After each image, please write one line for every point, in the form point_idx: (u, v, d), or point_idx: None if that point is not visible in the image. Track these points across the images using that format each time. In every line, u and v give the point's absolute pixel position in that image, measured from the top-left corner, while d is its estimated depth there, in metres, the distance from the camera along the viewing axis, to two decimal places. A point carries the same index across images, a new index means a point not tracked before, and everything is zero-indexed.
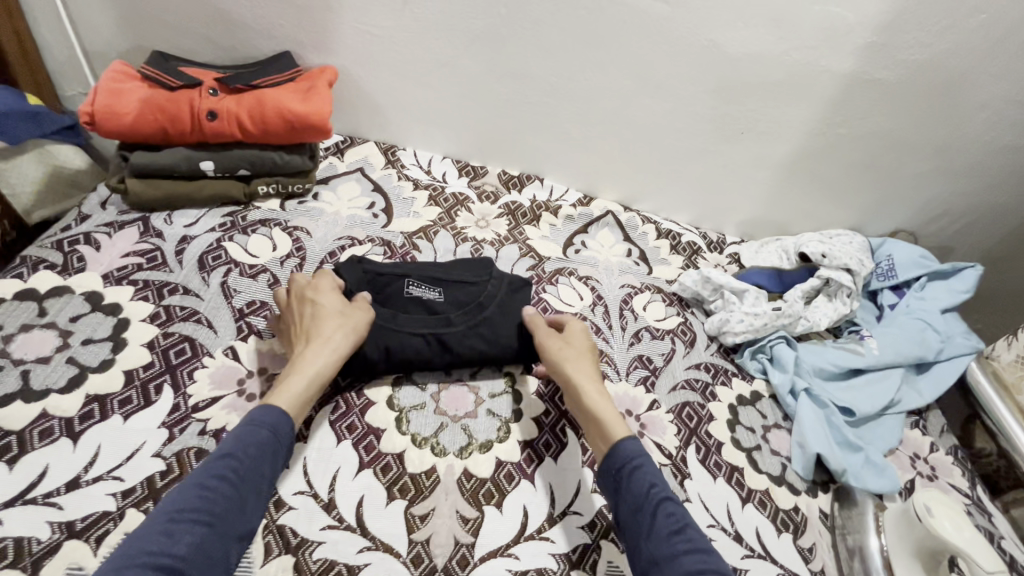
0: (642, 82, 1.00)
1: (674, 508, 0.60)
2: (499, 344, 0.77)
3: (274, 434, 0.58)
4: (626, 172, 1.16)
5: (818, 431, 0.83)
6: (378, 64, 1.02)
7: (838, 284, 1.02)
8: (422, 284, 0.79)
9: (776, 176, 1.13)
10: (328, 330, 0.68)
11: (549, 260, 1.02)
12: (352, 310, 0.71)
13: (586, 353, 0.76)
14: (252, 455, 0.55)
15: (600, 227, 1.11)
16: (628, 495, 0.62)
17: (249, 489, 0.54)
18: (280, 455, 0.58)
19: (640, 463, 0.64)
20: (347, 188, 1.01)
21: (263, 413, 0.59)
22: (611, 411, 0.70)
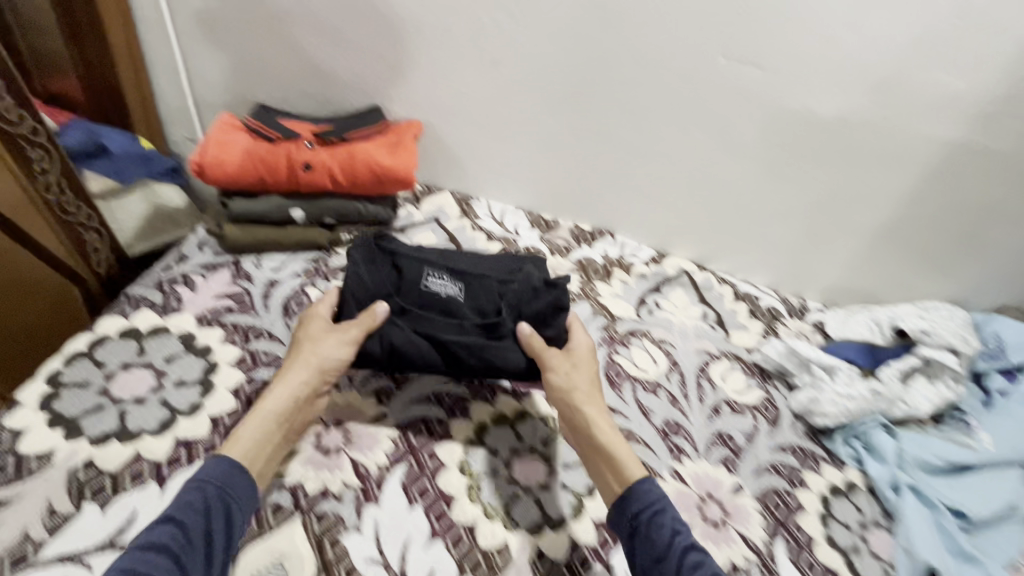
0: (727, 144, 0.98)
1: (697, 556, 0.59)
2: (510, 354, 0.74)
3: (218, 489, 0.58)
4: (702, 231, 1.12)
5: (927, 538, 0.75)
6: (462, 119, 1.05)
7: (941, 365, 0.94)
8: (443, 276, 0.77)
9: (867, 243, 1.06)
10: (292, 364, 0.68)
11: (622, 320, 0.99)
12: (320, 336, 0.71)
13: (592, 377, 0.74)
14: (192, 516, 0.55)
15: (673, 287, 1.08)
16: (652, 548, 0.60)
17: (194, 551, 0.54)
18: (226, 509, 0.57)
19: (660, 508, 0.63)
20: (424, 238, 1.03)
21: (211, 463, 0.59)
22: (621, 448, 0.68)
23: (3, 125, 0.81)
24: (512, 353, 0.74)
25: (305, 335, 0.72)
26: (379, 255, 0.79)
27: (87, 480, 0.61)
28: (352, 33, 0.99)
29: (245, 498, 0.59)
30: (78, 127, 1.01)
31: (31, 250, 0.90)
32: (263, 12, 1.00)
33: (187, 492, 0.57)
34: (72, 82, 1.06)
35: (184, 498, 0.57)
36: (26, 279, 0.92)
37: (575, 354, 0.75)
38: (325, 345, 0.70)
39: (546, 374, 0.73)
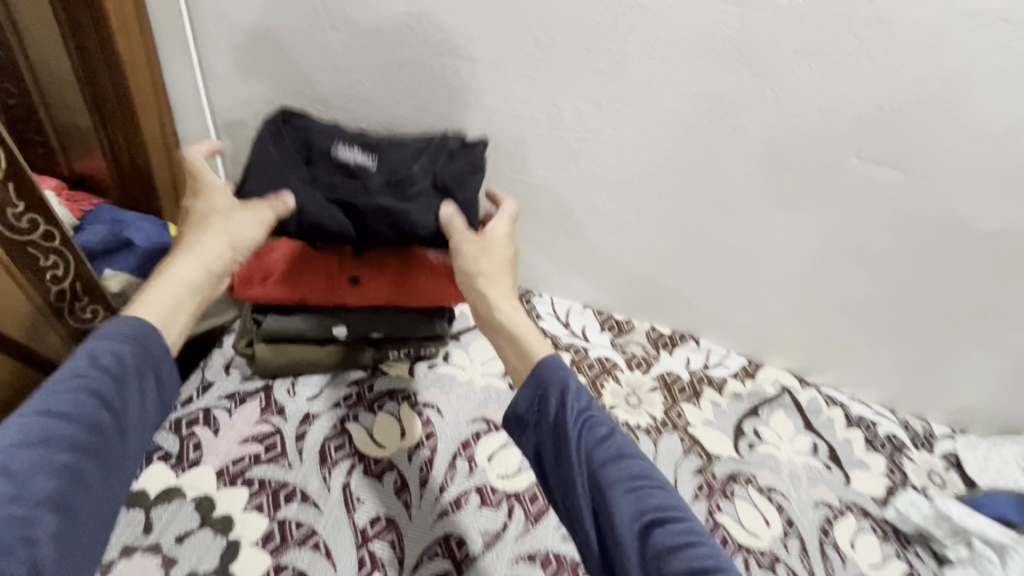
0: (846, 252, 0.83)
1: (599, 419, 0.56)
2: (420, 219, 0.70)
3: (137, 346, 0.55)
4: (806, 339, 0.95)
5: None
6: (528, 213, 0.91)
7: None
8: (353, 147, 0.74)
9: (1013, 367, 0.88)
10: (198, 237, 0.64)
11: (720, 458, 0.82)
12: (232, 209, 0.66)
13: (504, 265, 0.70)
14: (112, 376, 0.53)
15: (774, 411, 0.91)
16: (553, 425, 0.56)
17: (120, 420, 0.53)
18: (145, 367, 0.55)
19: (564, 381, 0.58)
20: (481, 345, 0.87)
21: (124, 322, 0.56)
22: (523, 324, 0.66)
23: (7, 235, 0.69)
24: (423, 212, 0.70)
25: (206, 205, 0.65)
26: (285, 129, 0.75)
27: None
28: (407, 119, 0.86)
29: (165, 365, 0.58)
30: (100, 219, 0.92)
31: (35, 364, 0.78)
32: (305, 92, 0.88)
33: (94, 351, 0.53)
34: (99, 164, 0.96)
35: (87, 359, 0.52)
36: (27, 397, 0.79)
37: (490, 239, 0.71)
38: (237, 219, 0.66)
39: (457, 258, 0.70)
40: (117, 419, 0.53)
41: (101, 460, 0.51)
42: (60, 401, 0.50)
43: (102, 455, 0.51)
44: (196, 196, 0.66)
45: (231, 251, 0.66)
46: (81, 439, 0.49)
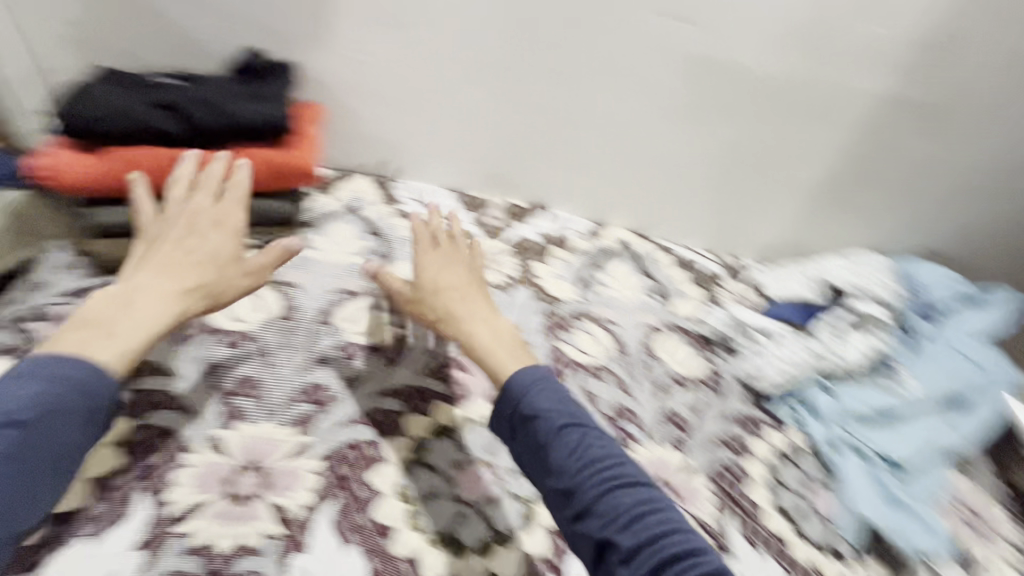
0: (659, 107, 0.93)
1: (574, 429, 0.60)
2: (241, 117, 0.77)
3: (78, 393, 0.52)
4: (640, 199, 1.08)
5: (867, 494, 0.78)
6: (371, 94, 0.92)
7: (862, 315, 0.97)
8: (174, 81, 0.82)
9: (798, 201, 1.07)
10: (170, 280, 0.63)
11: (564, 303, 0.94)
12: (220, 263, 0.67)
13: (461, 295, 0.74)
14: (49, 422, 0.50)
15: (614, 262, 1.04)
16: (531, 438, 0.60)
17: (49, 463, 0.51)
18: (85, 416, 0.52)
19: (534, 396, 0.62)
20: (341, 231, 0.93)
21: (55, 364, 0.53)
22: (495, 342, 0.69)
23: None
24: (245, 110, 0.77)
25: (199, 252, 0.66)
26: (106, 74, 0.81)
27: None
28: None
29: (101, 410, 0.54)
30: None
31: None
32: None
33: (31, 385, 0.51)
34: None
35: (18, 402, 0.50)
36: None
37: (433, 284, 0.75)
38: (224, 276, 0.67)
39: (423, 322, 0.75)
40: (47, 466, 0.51)
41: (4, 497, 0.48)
42: None
43: (25, 500, 0.50)
44: (197, 238, 0.68)
45: (206, 303, 0.65)
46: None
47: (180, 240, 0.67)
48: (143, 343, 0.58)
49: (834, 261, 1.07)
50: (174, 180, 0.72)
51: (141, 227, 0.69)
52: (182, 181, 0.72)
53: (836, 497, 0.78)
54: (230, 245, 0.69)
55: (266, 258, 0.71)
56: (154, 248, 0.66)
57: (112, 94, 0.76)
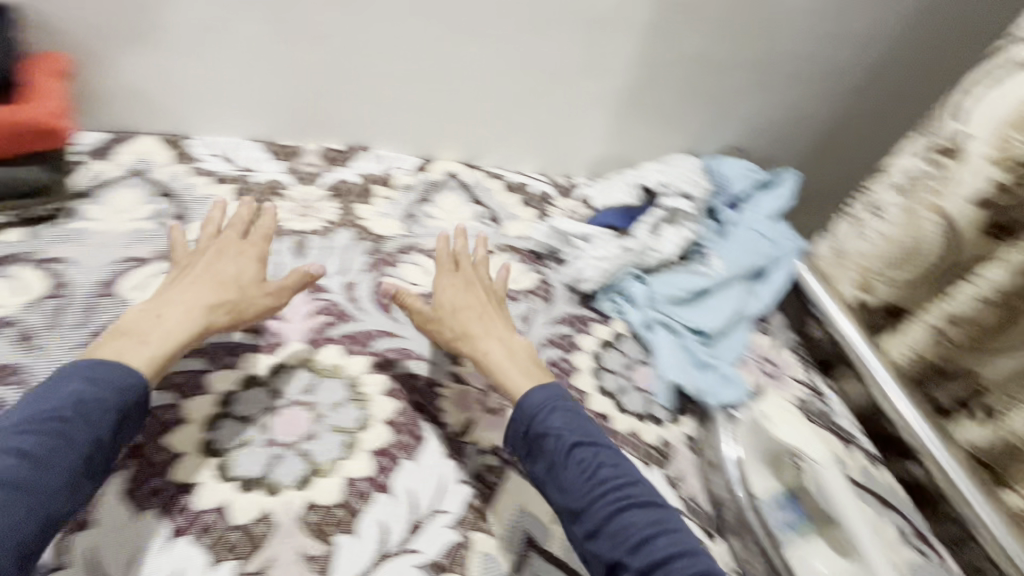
0: (447, 26, 0.95)
1: (586, 448, 0.63)
2: None
3: (115, 393, 0.56)
4: (459, 128, 1.10)
5: (674, 360, 0.86)
6: (140, 41, 0.88)
7: (670, 210, 1.04)
8: None
9: (608, 111, 1.13)
10: (196, 295, 0.67)
11: (390, 239, 0.92)
12: (239, 284, 0.70)
13: (477, 317, 0.75)
14: (92, 419, 0.54)
15: (443, 193, 1.04)
16: (544, 456, 0.63)
17: (91, 453, 0.53)
18: (114, 413, 0.55)
19: (545, 415, 0.65)
20: (123, 198, 0.86)
21: (96, 367, 0.57)
22: (509, 362, 0.71)
23: None
24: None
25: (224, 273, 0.70)
26: None
27: None
28: None
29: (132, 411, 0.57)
30: None
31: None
32: None
33: (67, 387, 0.55)
34: None
35: (60, 399, 0.54)
36: None
37: (446, 307, 0.75)
38: (242, 299, 0.69)
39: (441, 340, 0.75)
40: (89, 457, 0.53)
41: (45, 488, 0.50)
42: (20, 437, 0.51)
43: (70, 488, 0.51)
44: (225, 261, 0.72)
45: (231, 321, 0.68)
46: (45, 475, 0.50)
47: (211, 263, 0.71)
48: (166, 354, 0.62)
49: (647, 165, 1.14)
50: (207, 220, 0.78)
51: (175, 258, 0.74)
52: (215, 219, 0.77)
53: (652, 371, 0.86)
54: (252, 270, 0.73)
55: (286, 280, 0.73)
56: (187, 268, 0.71)
57: None
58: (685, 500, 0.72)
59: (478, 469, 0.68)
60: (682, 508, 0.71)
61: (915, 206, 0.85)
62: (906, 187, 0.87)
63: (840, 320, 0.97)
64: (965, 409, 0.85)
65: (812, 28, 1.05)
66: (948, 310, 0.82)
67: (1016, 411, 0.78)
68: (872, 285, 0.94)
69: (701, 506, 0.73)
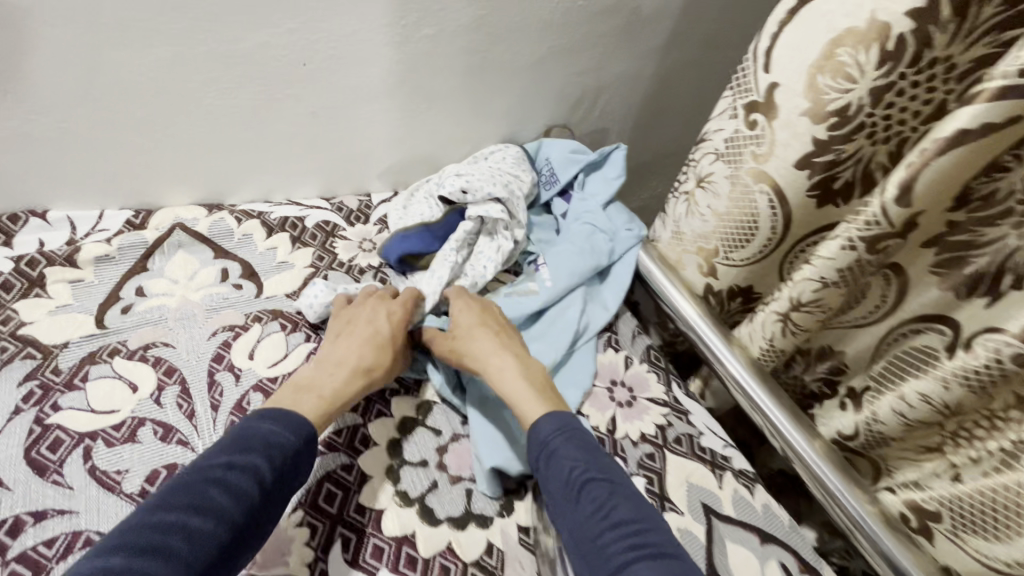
0: (80, 28, 0.63)
1: (603, 483, 0.54)
2: None
3: (295, 435, 0.53)
4: (182, 162, 0.81)
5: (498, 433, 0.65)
6: None
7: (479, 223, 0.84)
8: None
9: (385, 109, 0.88)
10: (353, 349, 0.64)
11: (67, 346, 0.64)
12: (391, 342, 0.66)
13: (494, 333, 0.69)
14: (279, 460, 0.51)
15: (166, 254, 0.75)
16: (553, 488, 0.55)
17: (269, 495, 0.49)
18: (297, 457, 0.52)
19: (558, 442, 0.58)
20: None
21: (279, 411, 0.54)
22: (523, 379, 0.64)
23: None
24: None
25: (380, 327, 0.66)
26: None
27: None
28: None
29: (308, 458, 0.54)
30: None
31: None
32: None
33: (263, 423, 0.52)
34: None
35: (256, 437, 0.51)
36: None
37: (457, 327, 0.69)
38: (394, 356, 0.66)
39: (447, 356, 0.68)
40: (267, 499, 0.49)
41: (234, 529, 0.45)
42: (221, 471, 0.47)
43: (246, 530, 0.47)
44: (366, 315, 0.68)
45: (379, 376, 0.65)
46: (232, 515, 0.46)
47: (353, 318, 0.68)
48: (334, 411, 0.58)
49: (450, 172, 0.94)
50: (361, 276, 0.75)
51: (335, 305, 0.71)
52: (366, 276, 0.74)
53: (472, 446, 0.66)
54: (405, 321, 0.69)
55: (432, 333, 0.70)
56: (345, 317, 0.69)
57: None
58: None
59: None
60: None
61: (741, 175, 0.68)
62: (726, 154, 0.70)
63: (691, 315, 0.82)
64: (835, 396, 0.76)
65: None
66: (793, 296, 0.68)
67: (883, 398, 0.68)
68: (715, 268, 0.79)
69: None
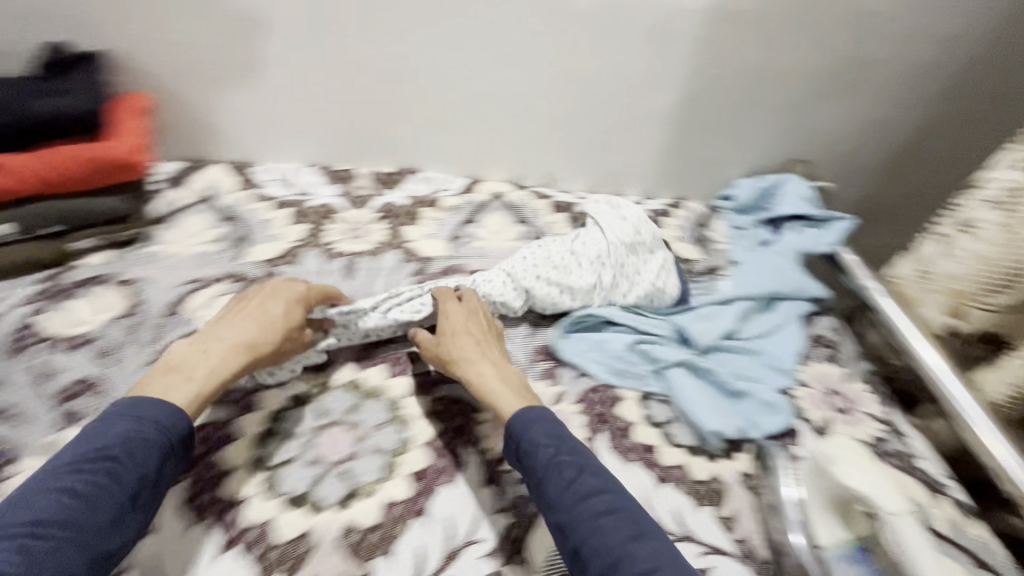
0: (495, 53, 0.95)
1: (573, 461, 0.59)
2: (18, 107, 0.73)
3: (160, 431, 0.55)
4: (509, 151, 1.10)
5: (704, 400, 0.78)
6: (203, 79, 0.92)
7: (545, 256, 0.87)
8: None
9: (660, 127, 1.09)
10: (233, 336, 0.65)
11: (435, 260, 0.94)
12: (284, 327, 0.68)
13: (484, 338, 0.73)
14: (135, 459, 0.53)
15: (488, 213, 1.04)
16: (529, 469, 0.59)
17: (135, 491, 0.53)
18: (165, 454, 0.55)
19: (534, 426, 0.62)
20: (193, 222, 0.91)
21: (142, 402, 0.57)
22: (504, 382, 0.68)
23: None
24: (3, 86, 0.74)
25: (270, 315, 0.68)
26: None
27: None
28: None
29: (172, 455, 0.56)
30: None
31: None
32: None
33: (117, 426, 0.54)
34: None
35: (111, 437, 0.53)
36: None
37: (449, 329, 0.73)
38: (284, 340, 0.68)
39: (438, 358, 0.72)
40: (134, 498, 0.52)
41: (87, 536, 0.48)
42: (72, 478, 0.50)
43: (115, 525, 0.51)
44: (257, 304, 0.69)
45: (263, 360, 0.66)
46: (92, 516, 0.49)
47: (258, 301, 0.69)
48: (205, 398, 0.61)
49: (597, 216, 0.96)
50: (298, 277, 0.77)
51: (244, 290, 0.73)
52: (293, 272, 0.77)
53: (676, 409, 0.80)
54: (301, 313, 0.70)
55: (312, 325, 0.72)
56: (237, 306, 0.70)
57: None
58: (737, 545, 0.67)
59: (517, 498, 0.66)
60: (734, 554, 0.66)
61: (1016, 225, 0.75)
62: (1004, 202, 0.76)
63: (918, 347, 0.86)
64: None
65: (882, 30, 0.97)
66: None
67: None
68: (964, 311, 0.84)
69: (756, 553, 0.66)
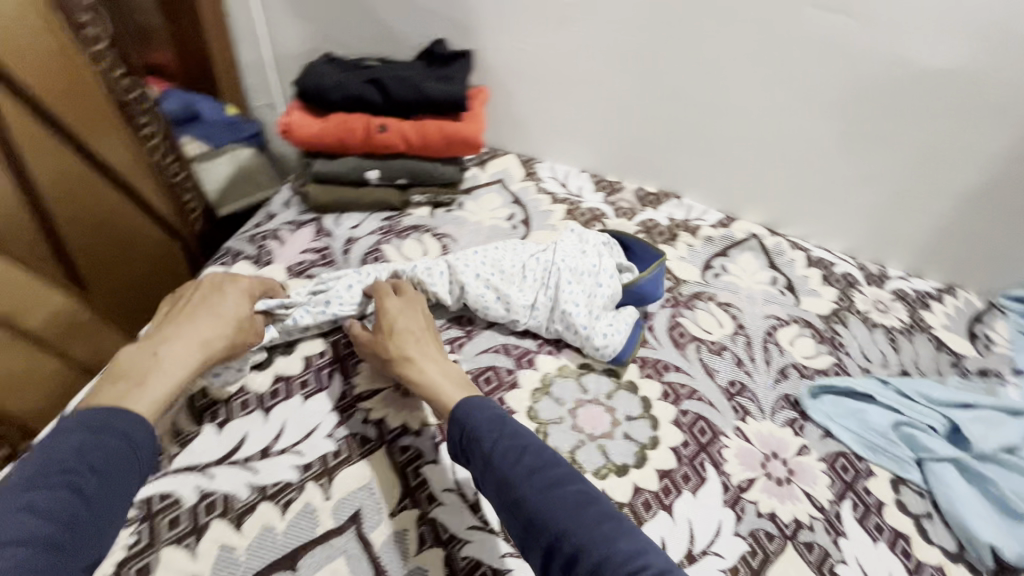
0: (805, 101, 0.98)
1: (515, 443, 0.59)
2: (415, 83, 0.93)
3: (127, 442, 0.55)
4: (776, 195, 1.11)
5: (977, 510, 0.72)
6: (532, 82, 1.09)
7: (501, 272, 0.83)
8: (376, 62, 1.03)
9: (956, 205, 1.03)
10: (171, 331, 0.65)
11: (687, 283, 0.98)
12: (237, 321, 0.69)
13: (428, 337, 0.72)
14: (102, 468, 0.53)
15: (741, 251, 1.06)
16: (473, 456, 0.60)
17: (102, 505, 0.52)
18: (138, 462, 0.55)
19: (480, 416, 0.62)
20: (489, 198, 1.07)
21: (102, 414, 0.55)
22: (448, 376, 0.68)
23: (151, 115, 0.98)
24: (411, 69, 0.96)
25: (224, 310, 0.69)
26: (333, 63, 1.00)
27: (203, 406, 0.70)
28: (429, 1, 1.04)
29: (144, 459, 0.56)
30: (175, 97, 1.14)
31: (130, 199, 0.99)
32: None
33: (70, 439, 0.53)
34: (168, 54, 1.14)
35: (66, 452, 0.52)
36: (121, 235, 0.99)
37: (391, 325, 0.72)
38: (238, 334, 0.69)
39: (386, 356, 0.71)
40: (104, 509, 0.52)
41: (63, 553, 0.48)
42: (37, 496, 0.50)
43: (77, 545, 0.49)
44: (213, 301, 0.69)
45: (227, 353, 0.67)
46: (66, 531, 0.49)
47: (206, 297, 0.70)
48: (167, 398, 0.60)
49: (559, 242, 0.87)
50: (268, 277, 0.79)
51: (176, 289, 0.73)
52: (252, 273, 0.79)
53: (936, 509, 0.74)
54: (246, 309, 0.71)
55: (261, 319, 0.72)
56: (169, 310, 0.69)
57: (334, 76, 0.94)
58: None
59: (755, 530, 0.68)
60: None
61: None
62: None
63: None
64: None
65: None
66: None
67: None
68: None
69: None
